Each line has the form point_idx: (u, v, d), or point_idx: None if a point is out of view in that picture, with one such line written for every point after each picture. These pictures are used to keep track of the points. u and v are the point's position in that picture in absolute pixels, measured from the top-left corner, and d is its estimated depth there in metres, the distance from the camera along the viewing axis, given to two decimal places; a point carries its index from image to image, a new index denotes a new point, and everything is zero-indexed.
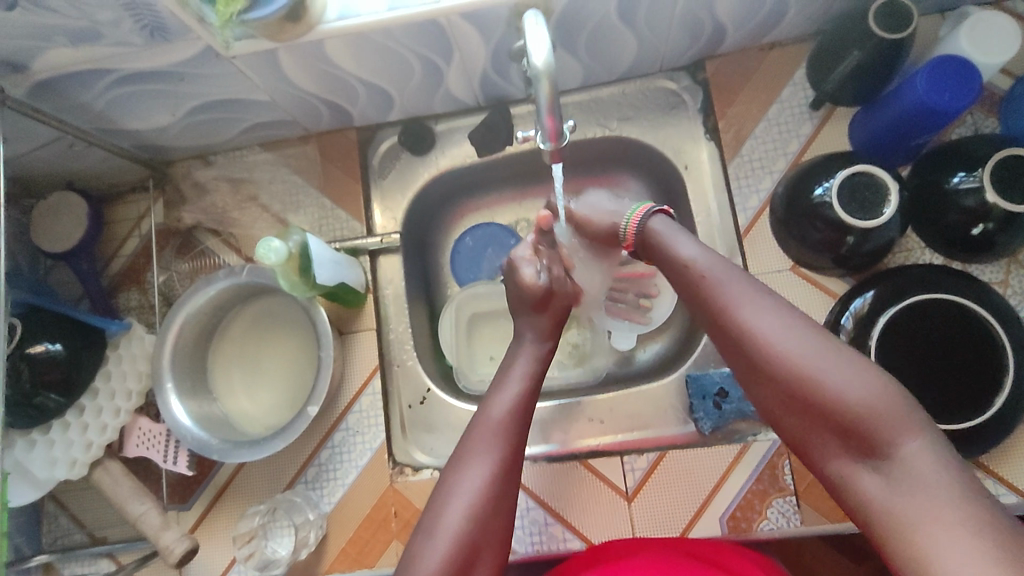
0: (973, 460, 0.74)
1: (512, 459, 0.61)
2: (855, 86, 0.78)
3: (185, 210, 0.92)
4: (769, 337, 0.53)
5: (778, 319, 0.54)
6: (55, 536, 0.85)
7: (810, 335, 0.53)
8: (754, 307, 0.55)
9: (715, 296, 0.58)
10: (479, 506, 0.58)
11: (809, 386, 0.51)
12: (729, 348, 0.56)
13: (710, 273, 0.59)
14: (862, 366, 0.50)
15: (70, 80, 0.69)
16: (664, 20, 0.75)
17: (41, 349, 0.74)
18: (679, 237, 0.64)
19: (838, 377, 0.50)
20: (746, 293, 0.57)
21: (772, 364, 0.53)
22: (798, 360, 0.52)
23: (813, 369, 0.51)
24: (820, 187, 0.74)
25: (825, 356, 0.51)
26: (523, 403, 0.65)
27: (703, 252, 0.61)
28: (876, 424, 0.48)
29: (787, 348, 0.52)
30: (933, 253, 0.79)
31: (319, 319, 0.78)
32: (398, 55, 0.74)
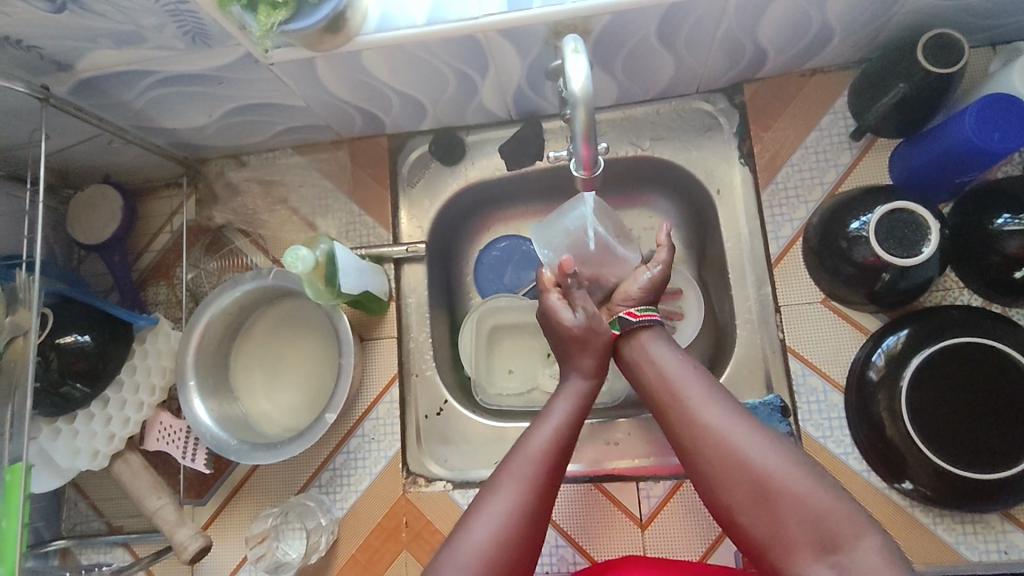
0: (1002, 511, 0.72)
1: (547, 487, 0.61)
2: (899, 119, 0.75)
3: (216, 210, 0.93)
4: (742, 440, 0.57)
5: (749, 428, 0.58)
6: (75, 522, 0.87)
7: (774, 444, 0.57)
8: (725, 412, 0.60)
9: (687, 399, 0.62)
10: (506, 529, 0.57)
11: (777, 490, 0.54)
12: (698, 450, 0.59)
13: (683, 380, 0.63)
14: (825, 480, 0.55)
15: (112, 80, 0.70)
16: (705, 42, 0.74)
17: (70, 339, 0.75)
18: (655, 344, 0.68)
19: (805, 485, 0.54)
20: (717, 398, 0.61)
21: (743, 466, 0.56)
22: (767, 466, 0.55)
23: (781, 476, 0.55)
24: (857, 220, 0.72)
25: (791, 464, 0.55)
26: (568, 436, 0.65)
27: (680, 357, 0.66)
28: (838, 527, 0.52)
29: (756, 453, 0.56)
30: (971, 293, 0.77)
31: (341, 327, 0.78)
32: (434, 67, 0.74)
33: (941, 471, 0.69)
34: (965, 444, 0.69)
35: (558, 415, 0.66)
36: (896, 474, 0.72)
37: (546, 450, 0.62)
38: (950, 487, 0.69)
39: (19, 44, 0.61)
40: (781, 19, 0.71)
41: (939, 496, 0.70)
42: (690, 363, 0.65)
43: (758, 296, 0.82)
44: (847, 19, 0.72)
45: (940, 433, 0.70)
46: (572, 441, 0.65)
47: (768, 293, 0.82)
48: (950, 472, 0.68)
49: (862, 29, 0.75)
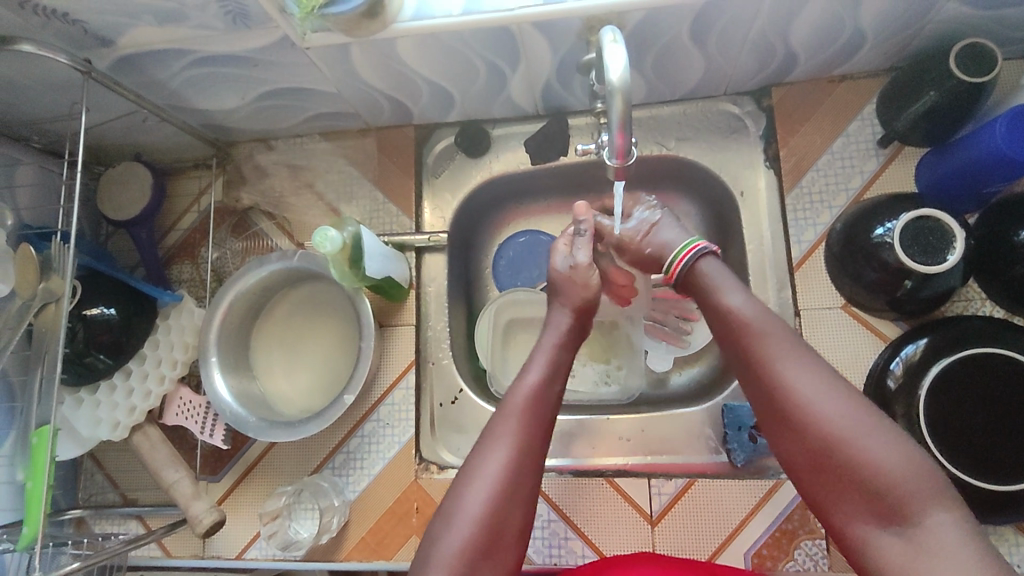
0: (1017, 525, 0.71)
1: (538, 442, 0.62)
2: (928, 128, 0.75)
3: (244, 191, 0.94)
4: (806, 389, 0.54)
5: (820, 380, 0.55)
6: (91, 492, 0.88)
7: (843, 395, 0.54)
8: (793, 360, 0.56)
9: (753, 347, 0.59)
10: (500, 488, 0.58)
11: (839, 448, 0.52)
12: (762, 398, 0.57)
13: (755, 323, 0.60)
14: (895, 435, 0.51)
15: (151, 58, 0.71)
16: (736, 43, 0.75)
17: (97, 311, 0.77)
18: (727, 285, 0.65)
19: (870, 442, 0.51)
20: (788, 345, 0.57)
21: (805, 419, 0.54)
22: (832, 420, 0.52)
23: (849, 432, 0.52)
24: (882, 227, 0.72)
25: (861, 421, 0.52)
26: (551, 388, 0.66)
27: (755, 299, 0.62)
28: (901, 491, 0.49)
29: (823, 406, 0.53)
30: (994, 305, 0.76)
31: (363, 310, 0.79)
32: (466, 58, 0.75)
33: (958, 481, 0.68)
34: (982, 455, 0.69)
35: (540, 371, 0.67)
36: None
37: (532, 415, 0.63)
38: (966, 498, 0.68)
39: (64, 17, 0.63)
40: (813, 22, 0.71)
41: None
42: (763, 307, 0.62)
43: (778, 299, 0.83)
44: (880, 25, 0.72)
45: (957, 442, 0.69)
46: (555, 396, 0.66)
47: (788, 297, 0.82)
48: (966, 481, 0.68)
49: (895, 36, 0.75)
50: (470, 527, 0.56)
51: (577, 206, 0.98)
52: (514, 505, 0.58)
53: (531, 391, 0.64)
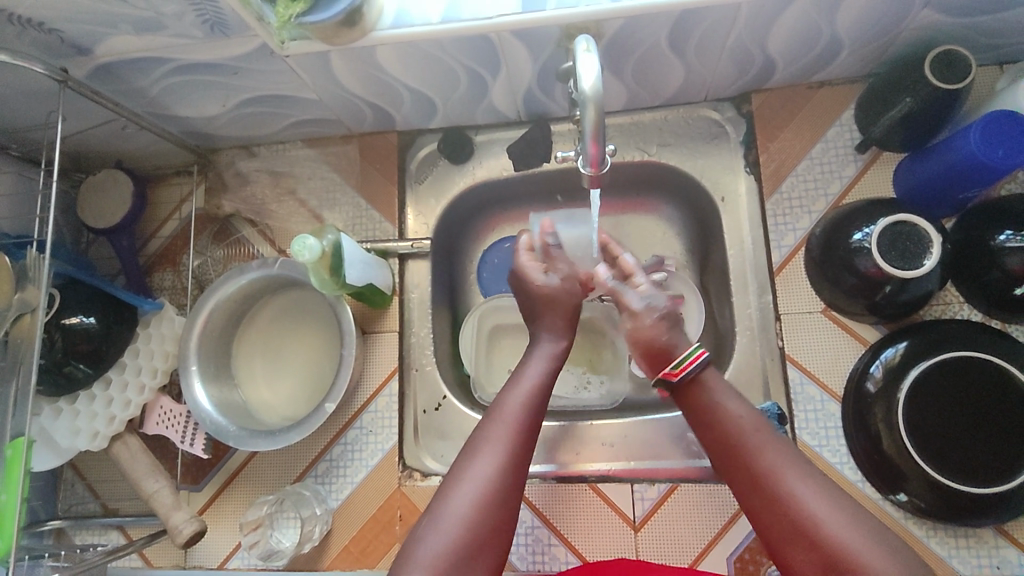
0: (995, 526, 0.72)
1: (528, 447, 0.62)
2: (905, 133, 0.76)
3: (225, 198, 0.94)
4: (818, 511, 0.54)
5: (830, 501, 0.55)
6: (71, 502, 0.87)
7: (853, 518, 0.54)
8: (803, 481, 0.56)
9: (761, 463, 0.58)
10: (487, 492, 0.58)
11: (844, 564, 0.51)
12: (767, 515, 0.56)
13: (758, 436, 0.59)
14: (896, 554, 0.51)
15: (129, 66, 0.71)
16: (715, 50, 0.75)
17: (75, 320, 0.76)
18: (722, 392, 0.64)
19: (875, 559, 0.51)
20: (789, 463, 0.57)
21: (819, 542, 0.53)
22: (838, 537, 0.52)
23: (852, 551, 0.51)
24: (860, 232, 0.73)
25: (865, 541, 0.52)
26: (543, 393, 0.67)
27: (753, 411, 0.62)
28: None
29: (827, 523, 0.53)
30: (971, 309, 0.77)
31: (344, 317, 0.79)
32: (447, 65, 0.76)
33: (937, 484, 0.69)
34: (961, 458, 0.69)
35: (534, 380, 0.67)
36: (891, 485, 0.72)
37: (519, 423, 0.63)
38: (946, 501, 0.69)
39: (41, 26, 0.63)
40: (791, 30, 0.72)
41: (934, 509, 0.70)
42: (761, 421, 0.61)
43: (759, 304, 0.83)
44: (856, 33, 0.73)
45: (936, 445, 0.70)
46: (545, 402, 0.67)
47: (769, 301, 0.83)
48: (946, 484, 0.68)
49: (871, 43, 0.75)
50: (458, 527, 0.56)
51: (560, 211, 0.98)
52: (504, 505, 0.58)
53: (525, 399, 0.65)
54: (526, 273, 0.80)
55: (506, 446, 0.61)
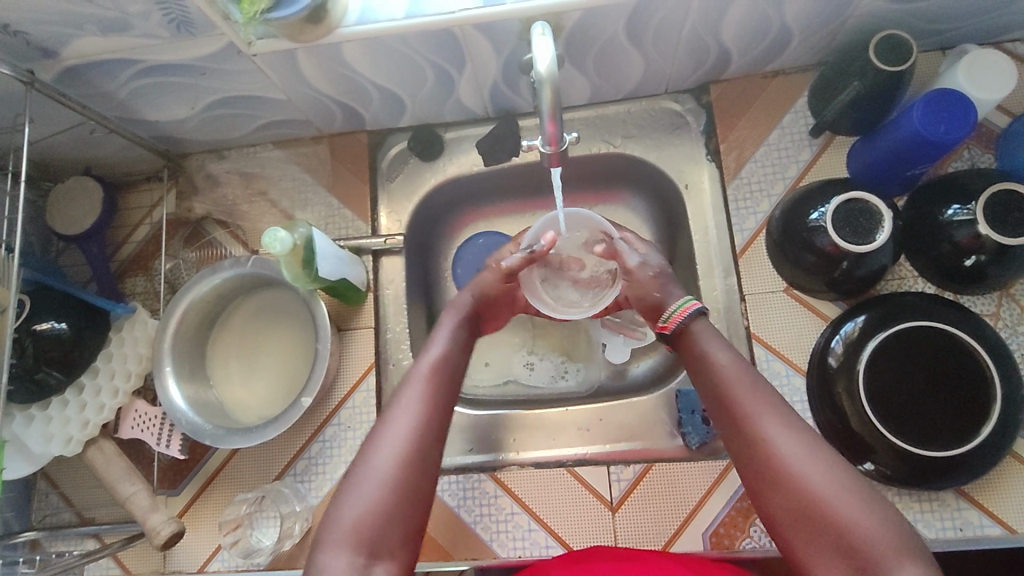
0: (957, 490, 0.75)
1: (437, 422, 0.61)
2: (855, 116, 0.80)
3: (197, 201, 0.94)
4: (791, 455, 0.55)
5: (803, 441, 0.56)
6: (45, 513, 0.86)
7: (823, 457, 0.54)
8: (778, 423, 0.57)
9: (739, 408, 0.59)
10: (402, 456, 0.58)
11: (817, 501, 0.52)
12: (747, 456, 0.57)
13: (741, 380, 0.60)
14: (874, 500, 0.52)
15: (96, 69, 0.72)
16: (671, 42, 0.78)
17: (46, 326, 0.75)
18: (714, 342, 0.65)
19: (846, 501, 0.52)
20: (776, 409, 0.58)
21: (789, 482, 0.54)
22: (819, 478, 0.53)
23: (828, 494, 0.52)
24: (816, 211, 0.75)
25: (843, 485, 0.53)
26: (453, 363, 0.67)
27: (742, 357, 0.63)
28: (876, 552, 0.49)
29: (805, 463, 0.54)
30: (925, 282, 0.80)
31: (319, 312, 0.80)
32: (413, 62, 0.77)
33: (900, 451, 0.71)
34: (920, 424, 0.72)
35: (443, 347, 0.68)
36: (857, 456, 0.74)
37: (432, 385, 0.63)
38: (909, 467, 0.71)
39: (5, 29, 0.63)
40: (741, 20, 0.75)
41: (899, 475, 0.72)
42: (752, 372, 0.62)
43: (726, 286, 0.86)
44: (804, 22, 0.76)
45: (895, 413, 0.72)
46: (456, 373, 0.67)
47: (734, 283, 0.85)
48: (908, 450, 0.71)
49: (820, 31, 0.79)
50: (377, 491, 0.56)
51: (531, 205, 1.00)
52: (421, 470, 0.58)
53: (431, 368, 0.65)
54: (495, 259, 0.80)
55: (415, 409, 0.61)
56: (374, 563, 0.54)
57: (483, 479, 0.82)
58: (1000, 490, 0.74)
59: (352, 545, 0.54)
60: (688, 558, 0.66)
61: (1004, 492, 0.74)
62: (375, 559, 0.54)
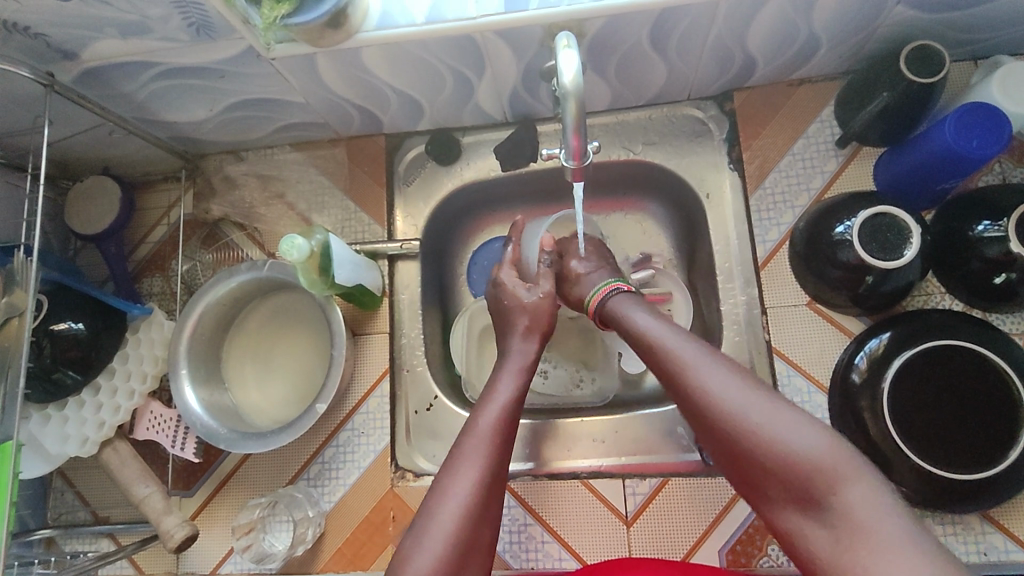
0: (982, 513, 0.73)
1: (500, 463, 0.62)
2: (883, 128, 0.78)
3: (214, 203, 0.94)
4: (714, 391, 0.55)
5: (725, 374, 0.56)
6: (60, 511, 0.87)
7: (748, 392, 0.54)
8: (703, 367, 0.57)
9: (665, 363, 0.60)
10: (473, 503, 0.57)
11: (734, 425, 0.53)
12: (681, 405, 0.58)
13: (662, 341, 0.62)
14: (796, 414, 0.52)
15: (115, 71, 0.71)
16: (695, 49, 0.77)
17: (64, 326, 0.76)
18: (636, 312, 0.69)
19: (775, 427, 0.51)
20: (695, 354, 0.59)
21: (713, 418, 0.54)
22: (734, 409, 0.53)
23: (744, 416, 0.53)
24: (842, 225, 0.74)
25: (768, 410, 0.52)
26: (514, 412, 0.66)
27: (665, 323, 0.65)
28: (816, 475, 0.49)
29: (722, 392, 0.55)
30: (953, 298, 0.78)
31: (335, 318, 0.79)
32: (432, 67, 0.76)
33: (925, 473, 0.69)
34: (945, 446, 0.70)
35: (505, 397, 0.67)
36: None
37: (500, 424, 0.64)
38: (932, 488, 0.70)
39: (26, 31, 0.63)
40: (769, 27, 0.73)
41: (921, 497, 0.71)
42: (675, 329, 0.64)
43: (745, 298, 0.84)
44: (833, 29, 0.74)
45: (920, 433, 0.71)
46: (516, 424, 0.66)
47: (755, 295, 0.84)
48: (933, 472, 0.69)
49: (849, 40, 0.77)
50: (443, 544, 0.55)
51: (549, 210, 0.99)
52: (484, 520, 0.58)
53: (496, 420, 0.64)
54: (511, 290, 0.80)
55: (477, 461, 0.60)
56: None
57: None
58: None
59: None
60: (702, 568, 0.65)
61: None
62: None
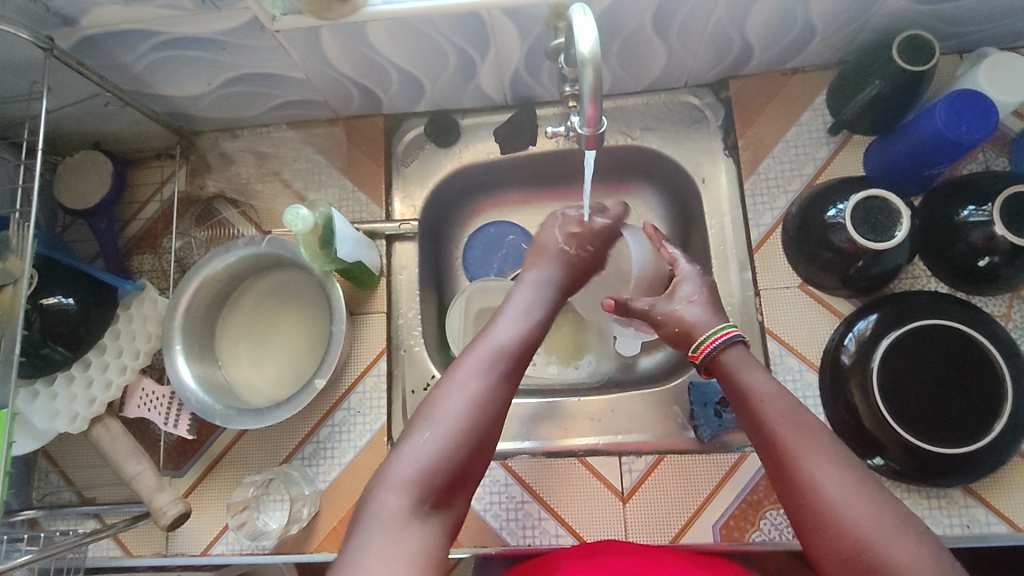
0: (966, 487, 0.75)
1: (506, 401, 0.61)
2: (874, 115, 0.80)
3: (209, 178, 0.93)
4: (839, 495, 0.53)
5: (848, 477, 0.54)
6: (45, 492, 0.85)
7: (874, 503, 0.52)
8: (828, 464, 0.55)
9: (782, 445, 0.57)
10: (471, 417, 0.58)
11: (856, 538, 0.51)
12: (791, 496, 0.55)
13: (781, 419, 0.58)
14: (920, 539, 0.50)
15: (114, 39, 0.70)
16: (695, 35, 0.78)
17: (53, 301, 0.74)
18: (755, 372, 0.63)
19: (898, 547, 0.50)
20: (819, 445, 0.56)
21: (835, 523, 0.52)
22: (859, 522, 0.51)
23: (872, 536, 0.51)
24: (834, 208, 0.76)
25: (891, 527, 0.51)
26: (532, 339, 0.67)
27: (786, 393, 0.61)
28: None
29: (846, 502, 0.52)
30: (938, 282, 0.81)
31: (334, 295, 0.79)
32: (437, 45, 0.77)
33: (912, 448, 0.71)
34: (932, 423, 0.72)
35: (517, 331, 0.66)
36: (866, 450, 0.75)
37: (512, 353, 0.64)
38: (919, 462, 0.72)
39: None
40: (768, 14, 0.75)
41: (908, 471, 0.73)
42: (794, 403, 0.60)
43: (739, 281, 0.86)
44: (829, 18, 0.77)
45: (908, 410, 0.73)
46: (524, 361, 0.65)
47: (749, 277, 0.86)
48: (919, 447, 0.71)
49: (842, 29, 0.79)
50: (442, 447, 0.56)
51: (546, 195, 1.00)
52: (482, 428, 0.58)
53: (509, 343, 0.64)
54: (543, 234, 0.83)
55: (488, 373, 0.61)
56: (430, 514, 0.55)
57: (494, 467, 0.82)
58: (1006, 488, 0.75)
59: (411, 498, 0.54)
60: (695, 556, 0.66)
61: (1010, 490, 0.75)
62: (430, 510, 0.55)
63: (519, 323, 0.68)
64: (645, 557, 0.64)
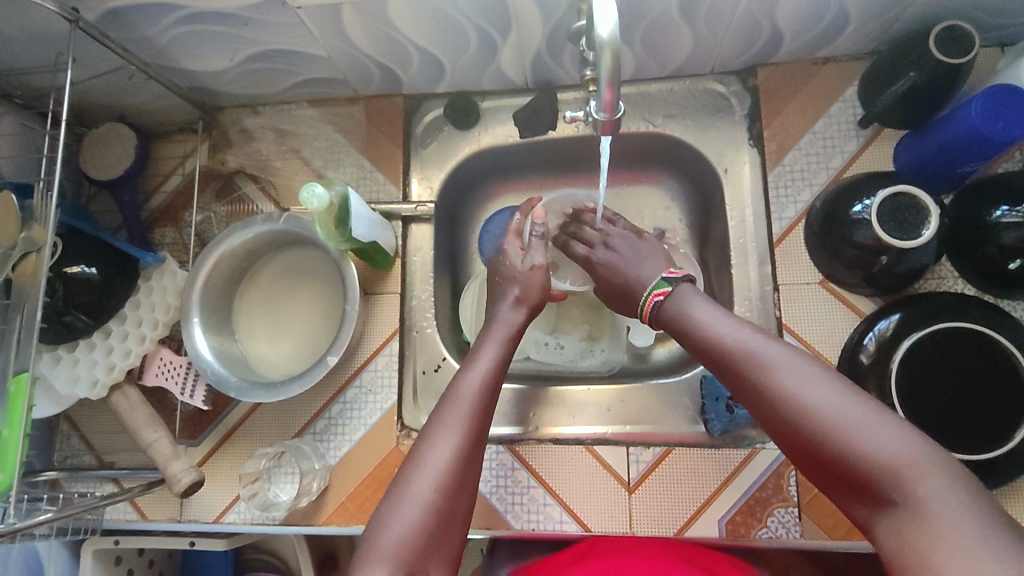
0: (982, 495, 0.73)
1: (481, 430, 0.62)
2: (905, 110, 0.77)
3: (230, 154, 0.94)
4: (794, 390, 0.52)
5: (803, 371, 0.53)
6: (66, 454, 0.87)
7: (835, 390, 0.51)
8: (780, 365, 0.54)
9: (734, 359, 0.57)
10: (446, 473, 0.58)
11: (817, 429, 0.50)
12: (754, 405, 0.55)
13: (729, 337, 0.58)
14: (892, 422, 0.48)
15: (137, 13, 0.71)
16: (723, 20, 0.76)
17: (77, 270, 0.76)
18: (698, 304, 0.63)
19: (857, 428, 0.48)
20: (768, 349, 0.55)
21: (794, 422, 0.51)
22: (817, 413, 0.50)
23: (837, 424, 0.49)
24: (860, 204, 0.74)
25: (848, 409, 0.49)
26: (493, 384, 0.66)
27: (729, 313, 0.61)
28: (896, 479, 0.46)
29: (804, 398, 0.51)
30: (965, 284, 0.79)
31: (349, 274, 0.79)
32: (457, 25, 0.76)
33: None
34: (951, 428, 0.71)
35: (486, 366, 0.67)
36: None
37: (478, 395, 0.64)
38: None
39: None
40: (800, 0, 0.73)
41: None
42: (740, 322, 0.59)
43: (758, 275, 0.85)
44: (863, 7, 0.74)
45: (927, 414, 0.71)
46: (496, 394, 0.66)
47: (768, 272, 0.84)
48: None
49: (878, 18, 0.76)
50: (418, 513, 0.56)
51: (564, 180, 0.99)
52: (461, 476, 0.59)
53: (475, 390, 0.64)
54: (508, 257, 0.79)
55: (459, 428, 0.61)
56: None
57: (501, 451, 0.82)
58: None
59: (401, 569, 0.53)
60: (696, 550, 0.66)
61: None
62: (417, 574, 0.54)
63: (484, 363, 0.67)
64: (650, 552, 0.64)
